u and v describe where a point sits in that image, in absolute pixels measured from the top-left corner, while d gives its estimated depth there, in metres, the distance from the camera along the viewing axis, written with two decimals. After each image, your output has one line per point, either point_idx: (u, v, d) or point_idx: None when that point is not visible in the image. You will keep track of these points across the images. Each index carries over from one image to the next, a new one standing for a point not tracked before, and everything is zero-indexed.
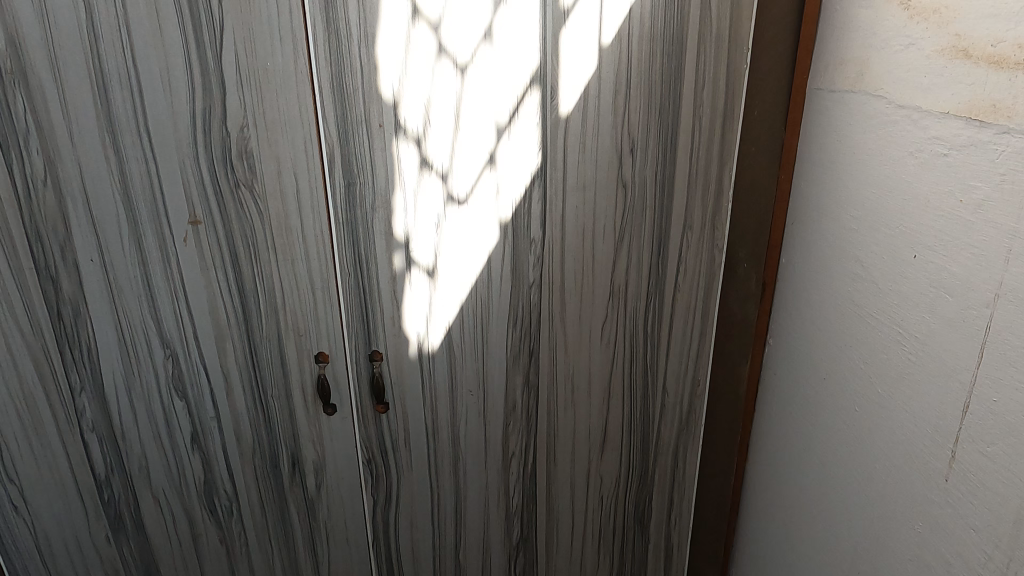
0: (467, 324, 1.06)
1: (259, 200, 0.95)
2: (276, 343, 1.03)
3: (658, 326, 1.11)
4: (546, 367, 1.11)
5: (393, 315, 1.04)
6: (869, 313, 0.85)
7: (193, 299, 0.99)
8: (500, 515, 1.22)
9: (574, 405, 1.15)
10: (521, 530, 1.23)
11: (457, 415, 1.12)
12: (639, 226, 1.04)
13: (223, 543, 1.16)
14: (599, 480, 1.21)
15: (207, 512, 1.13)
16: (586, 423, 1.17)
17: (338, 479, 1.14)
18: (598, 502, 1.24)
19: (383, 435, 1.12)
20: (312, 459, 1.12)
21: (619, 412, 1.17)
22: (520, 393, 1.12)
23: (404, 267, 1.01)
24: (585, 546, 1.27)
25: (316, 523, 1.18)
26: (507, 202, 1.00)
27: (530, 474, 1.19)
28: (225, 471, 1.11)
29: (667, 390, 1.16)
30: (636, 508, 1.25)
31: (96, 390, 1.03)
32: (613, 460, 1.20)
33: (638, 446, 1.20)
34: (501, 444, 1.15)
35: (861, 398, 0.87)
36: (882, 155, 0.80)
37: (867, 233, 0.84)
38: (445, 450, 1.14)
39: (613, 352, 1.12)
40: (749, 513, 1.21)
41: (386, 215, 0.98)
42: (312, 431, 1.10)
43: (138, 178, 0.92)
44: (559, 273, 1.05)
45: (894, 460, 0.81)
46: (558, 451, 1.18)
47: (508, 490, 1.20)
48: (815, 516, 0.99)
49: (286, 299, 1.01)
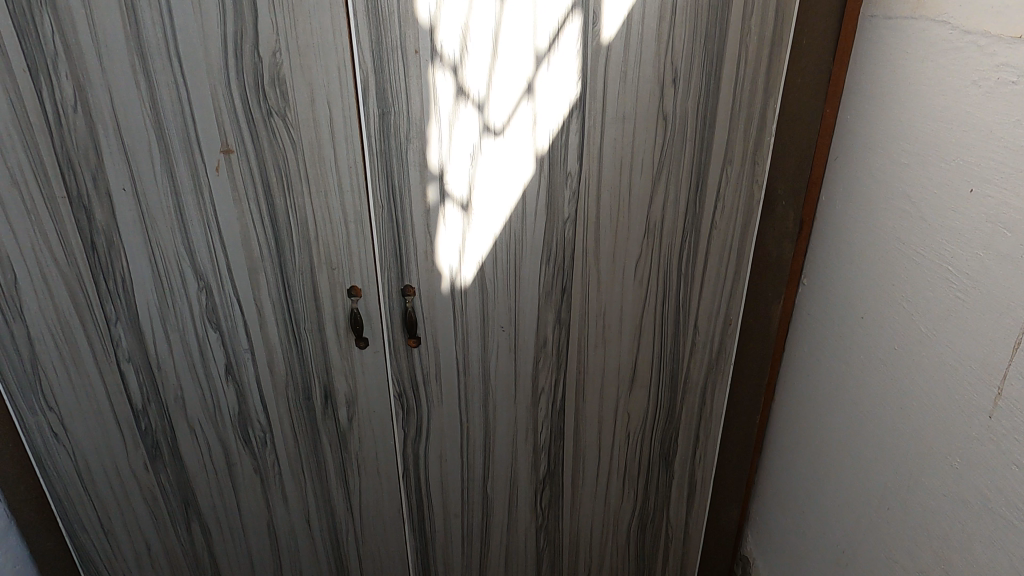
0: (500, 258, 1.05)
1: (292, 128, 0.93)
2: (308, 276, 1.03)
3: (693, 264, 1.10)
4: (578, 304, 1.11)
5: (426, 249, 1.03)
6: (916, 249, 0.83)
7: (225, 230, 0.98)
8: (528, 450, 1.23)
9: (605, 343, 1.15)
10: (548, 464, 1.25)
11: (488, 351, 1.13)
12: (678, 160, 1.02)
13: (257, 471, 1.19)
14: (627, 419, 1.23)
15: (241, 441, 1.15)
16: (616, 361, 1.17)
17: (370, 412, 1.16)
18: (625, 438, 1.25)
19: (414, 369, 1.12)
20: (344, 392, 1.13)
21: (649, 350, 1.16)
22: (551, 330, 1.12)
23: (439, 200, 0.99)
24: (610, 482, 1.29)
25: (347, 454, 1.20)
26: (544, 133, 0.97)
27: (559, 411, 1.20)
28: (258, 402, 1.12)
29: (698, 329, 1.16)
30: (662, 444, 1.26)
31: (131, 321, 1.03)
32: (642, 397, 1.21)
33: (667, 383, 1.20)
34: (530, 380, 1.16)
35: (901, 336, 0.87)
36: (941, 86, 0.77)
37: (919, 168, 0.82)
38: (475, 385, 1.15)
39: (646, 289, 1.11)
40: (776, 452, 1.22)
41: (420, 145, 0.96)
42: (344, 364, 1.11)
43: (170, 105, 0.90)
44: (594, 209, 1.03)
45: (934, 397, 0.81)
46: (588, 388, 1.19)
47: (537, 426, 1.21)
48: (845, 454, 1.00)
49: (319, 231, 1.00)
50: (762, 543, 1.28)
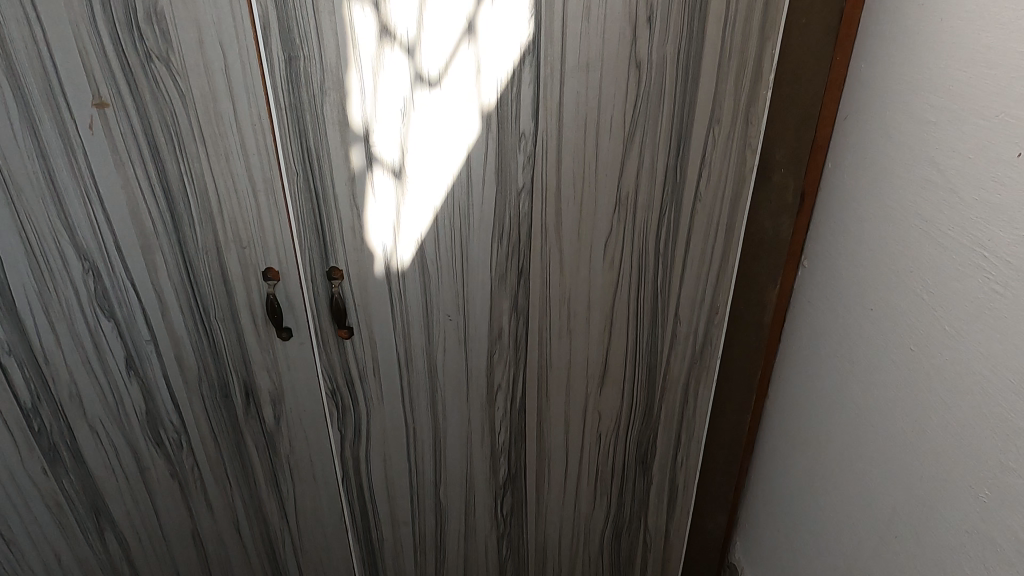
0: (443, 235, 0.89)
1: (179, 77, 0.76)
2: (215, 256, 0.87)
3: (673, 242, 0.93)
4: (538, 289, 0.95)
5: (354, 224, 0.87)
6: (941, 230, 0.67)
7: (108, 202, 0.82)
8: (485, 453, 1.08)
9: (570, 334, 0.99)
10: (508, 468, 1.10)
11: (434, 343, 0.97)
12: (654, 120, 0.85)
13: (175, 477, 1.04)
14: (597, 420, 1.07)
15: (153, 445, 1.00)
16: (583, 354, 1.01)
17: (300, 411, 1.01)
18: (595, 440, 1.09)
19: (348, 363, 0.97)
20: (267, 389, 0.98)
21: (622, 342, 1.01)
22: (507, 319, 0.96)
23: (365, 166, 0.83)
24: (580, 488, 1.15)
25: (277, 458, 1.05)
26: (491, 84, 0.80)
27: (520, 410, 1.05)
28: (168, 400, 0.97)
29: (680, 319, 1.00)
30: (639, 447, 1.11)
31: (7, 308, 0.87)
32: (614, 395, 1.05)
33: (643, 379, 1.04)
34: (484, 375, 1.01)
35: (918, 336, 0.71)
36: (982, 20, 0.60)
37: (948, 128, 0.65)
38: (421, 381, 1.00)
39: (617, 273, 0.95)
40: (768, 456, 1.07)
41: (339, 99, 0.79)
42: (265, 357, 0.95)
43: (23, 47, 0.73)
44: (554, 177, 0.87)
45: (957, 413, 0.65)
46: (551, 385, 1.03)
47: (494, 426, 1.06)
48: (846, 469, 0.85)
49: (223, 203, 0.83)
50: (749, 556, 1.13)
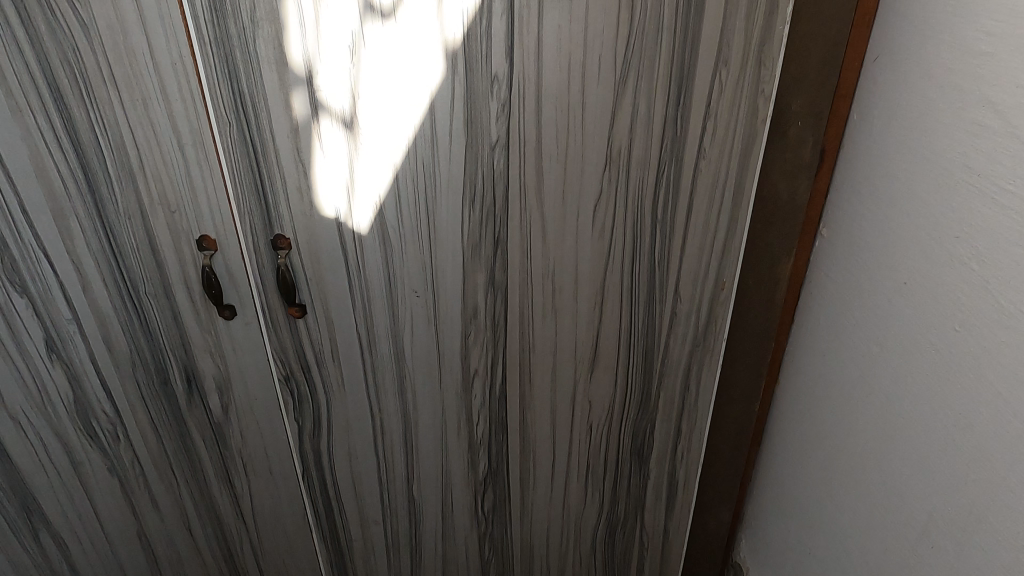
0: (405, 197, 0.77)
1: (80, 5, 0.64)
2: (140, 222, 0.75)
3: (672, 207, 0.81)
4: (517, 261, 0.82)
5: (299, 184, 0.75)
6: (995, 183, 0.54)
7: (8, 157, 0.70)
8: (461, 447, 0.97)
9: (555, 313, 0.87)
10: (489, 463, 0.99)
11: (399, 324, 0.85)
12: (649, 61, 0.72)
13: (114, 474, 0.93)
14: (587, 410, 0.95)
15: (85, 437, 0.88)
16: (571, 336, 0.89)
17: (251, 400, 0.89)
18: (586, 433, 0.98)
19: (302, 346, 0.85)
20: (212, 375, 0.87)
21: (614, 322, 0.88)
22: (483, 296, 0.84)
23: (310, 115, 0.71)
24: (569, 485, 1.03)
25: (228, 451, 0.93)
26: (455, 17, 0.68)
27: (500, 399, 0.93)
28: (98, 387, 0.85)
29: (681, 295, 0.87)
30: (634, 439, 0.99)
31: None
32: (606, 381, 0.93)
33: (638, 364, 0.92)
34: (458, 359, 0.89)
35: (964, 312, 0.59)
36: None
37: (1004, 57, 0.52)
38: (386, 367, 0.88)
39: (608, 242, 0.82)
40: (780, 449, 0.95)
41: (274, 34, 0.67)
42: (207, 339, 0.84)
43: None
44: (533, 128, 0.74)
45: (1008, 405, 0.53)
46: (535, 371, 0.91)
47: (472, 416, 0.94)
48: (871, 469, 0.73)
49: (145, 158, 0.72)
50: (756, 557, 1.02)
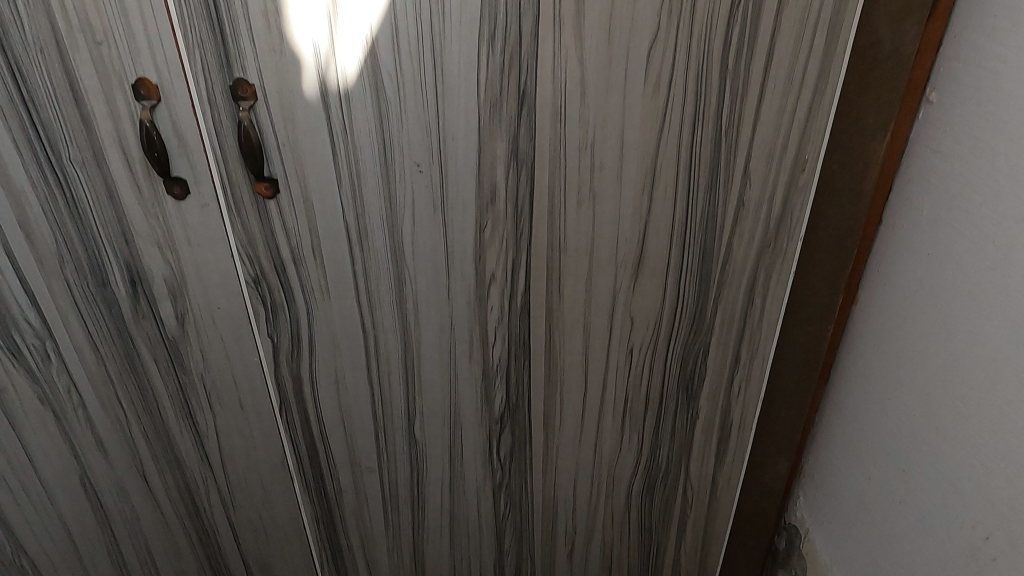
0: (404, 32, 0.59)
1: None
2: (56, 58, 0.57)
3: (748, 54, 0.63)
4: (548, 127, 0.65)
5: (265, 9, 0.57)
6: None
7: None
8: (473, 375, 0.79)
9: (593, 199, 0.69)
10: (506, 396, 0.81)
11: (398, 211, 0.68)
12: None
13: (46, 404, 0.75)
14: (627, 328, 0.78)
15: (6, 355, 0.71)
16: (612, 231, 0.71)
17: (212, 310, 0.71)
18: (625, 359, 0.80)
19: (274, 238, 0.68)
20: (162, 276, 0.69)
21: (666, 213, 0.71)
22: (503, 174, 0.66)
23: None
24: (602, 425, 0.86)
25: (188, 379, 0.76)
26: None
27: (521, 313, 0.75)
28: (19, 289, 0.68)
29: (750, 178, 0.69)
30: (683, 368, 0.82)
31: None
32: (652, 292, 0.76)
33: (694, 270, 0.74)
34: (471, 260, 0.71)
35: None
36: None
37: None
38: (381, 269, 0.71)
39: (663, 103, 0.65)
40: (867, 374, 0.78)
41: None
42: (154, 227, 0.66)
43: None
44: None
45: None
46: (566, 277, 0.73)
47: (487, 336, 0.76)
48: (1009, 381, 0.57)
49: None
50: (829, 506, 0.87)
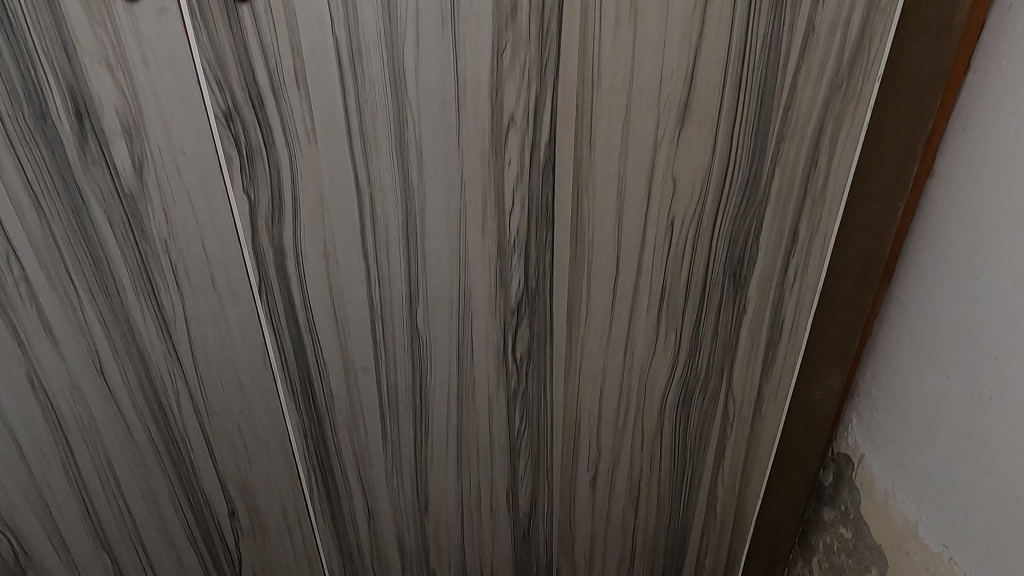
0: None
1: None
2: None
3: None
4: None
5: None
6: None
7: None
8: (487, 251, 0.67)
9: (635, 20, 0.57)
10: (525, 279, 0.70)
11: (399, 28, 0.56)
12: None
13: None
14: (669, 192, 0.66)
15: None
16: (655, 64, 0.59)
17: (176, 157, 0.60)
18: (665, 234, 0.68)
19: (249, 59, 0.56)
20: (115, 109, 0.57)
21: (721, 42, 0.59)
22: None
23: None
24: (635, 320, 0.74)
25: (150, 247, 0.64)
26: None
27: (545, 170, 0.63)
28: None
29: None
30: (733, 247, 0.70)
31: None
32: (699, 148, 0.64)
33: (750, 118, 0.63)
34: (487, 98, 0.59)
35: None
36: None
37: None
38: (380, 107, 0.59)
39: None
40: (963, 247, 0.66)
41: None
42: (101, 40, 0.54)
43: None
44: None
45: None
46: (598, 125, 0.62)
47: (504, 201, 0.65)
48: None
49: None
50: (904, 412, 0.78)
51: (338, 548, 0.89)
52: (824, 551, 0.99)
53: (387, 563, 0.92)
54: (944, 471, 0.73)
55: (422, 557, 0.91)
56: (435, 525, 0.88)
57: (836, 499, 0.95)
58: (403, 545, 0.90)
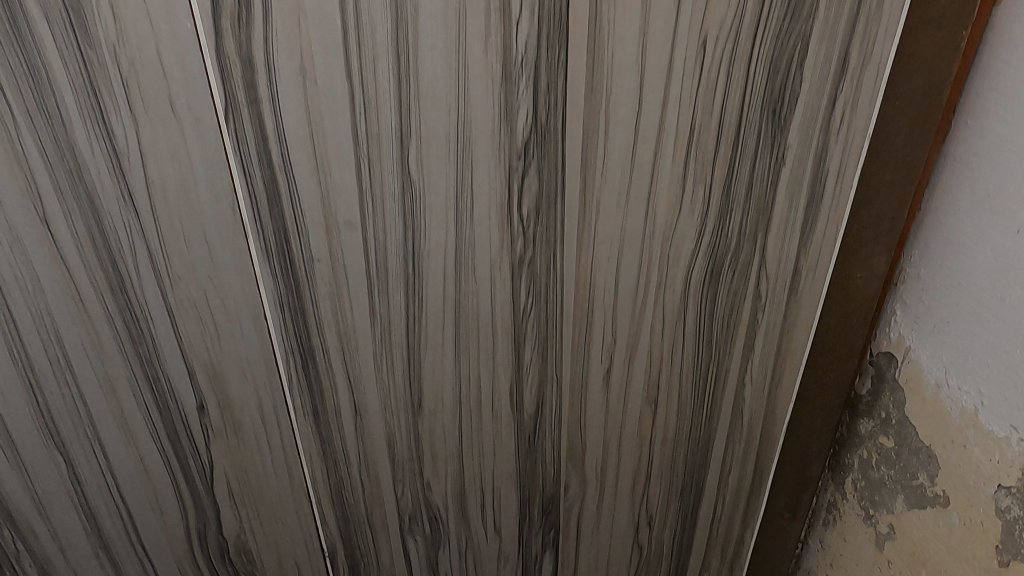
0: None
1: None
2: None
3: None
4: None
5: None
6: None
7: None
8: (491, 75, 0.58)
9: None
10: (535, 114, 0.60)
11: None
12: None
13: None
14: (704, 3, 0.57)
15: None
16: None
17: None
18: (696, 59, 0.59)
19: None
20: None
21: None
22: None
23: None
24: (658, 172, 0.65)
25: (95, 57, 0.54)
26: None
27: None
28: None
29: None
30: (771, 79, 0.61)
31: None
32: None
33: None
34: None
35: None
36: None
37: None
38: None
39: None
40: None
41: None
42: None
43: None
44: None
45: None
46: None
47: (511, 7, 0.55)
48: None
49: None
50: (956, 282, 0.70)
51: (321, 454, 0.80)
52: (861, 468, 0.90)
53: (377, 473, 0.83)
54: (1017, 340, 0.63)
55: (416, 466, 0.83)
56: (430, 426, 0.79)
57: (874, 406, 0.86)
58: (394, 451, 0.81)
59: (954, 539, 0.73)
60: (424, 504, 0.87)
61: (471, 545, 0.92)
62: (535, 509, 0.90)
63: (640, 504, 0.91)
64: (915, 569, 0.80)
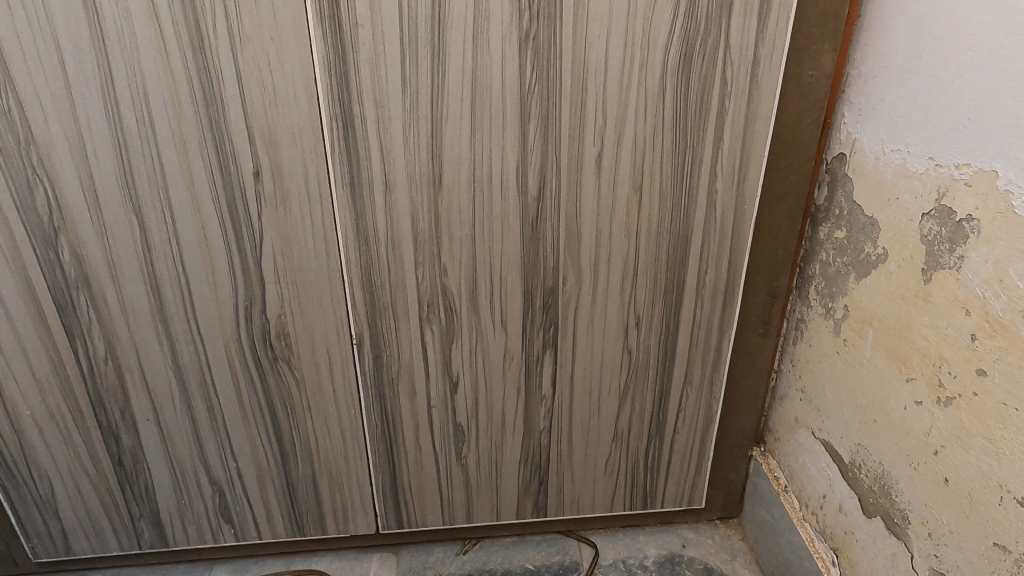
0: None
1: None
2: None
3: None
4: None
5: None
6: None
7: None
8: None
9: None
10: None
11: None
12: None
13: None
14: None
15: None
16: None
17: None
18: None
19: None
20: None
21: None
22: None
23: None
24: None
25: None
26: None
27: None
28: None
29: None
30: None
31: None
32: None
33: None
34: None
35: None
36: None
37: None
38: None
39: None
40: None
41: None
42: None
43: None
44: None
45: None
46: None
47: None
48: None
49: None
50: (885, 66, 0.85)
51: (355, 230, 0.94)
52: (821, 270, 1.03)
53: (402, 254, 0.96)
54: (931, 85, 0.77)
55: (435, 248, 0.96)
56: (448, 205, 0.93)
57: (829, 209, 1.00)
58: (417, 231, 0.95)
59: (892, 285, 0.86)
60: (441, 291, 1.00)
61: (481, 340, 1.06)
62: (537, 304, 1.03)
63: (629, 302, 1.05)
64: (864, 333, 0.93)
